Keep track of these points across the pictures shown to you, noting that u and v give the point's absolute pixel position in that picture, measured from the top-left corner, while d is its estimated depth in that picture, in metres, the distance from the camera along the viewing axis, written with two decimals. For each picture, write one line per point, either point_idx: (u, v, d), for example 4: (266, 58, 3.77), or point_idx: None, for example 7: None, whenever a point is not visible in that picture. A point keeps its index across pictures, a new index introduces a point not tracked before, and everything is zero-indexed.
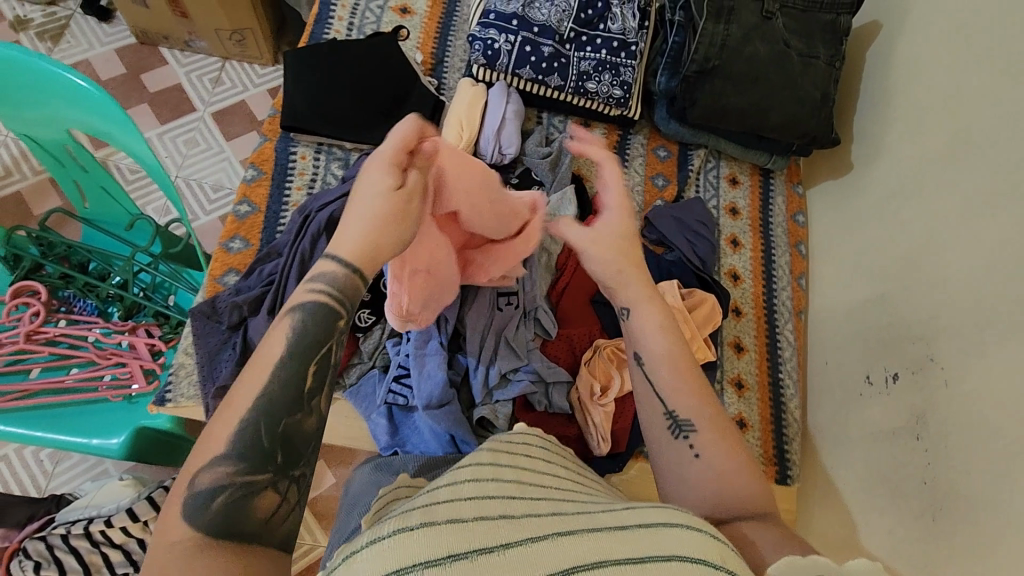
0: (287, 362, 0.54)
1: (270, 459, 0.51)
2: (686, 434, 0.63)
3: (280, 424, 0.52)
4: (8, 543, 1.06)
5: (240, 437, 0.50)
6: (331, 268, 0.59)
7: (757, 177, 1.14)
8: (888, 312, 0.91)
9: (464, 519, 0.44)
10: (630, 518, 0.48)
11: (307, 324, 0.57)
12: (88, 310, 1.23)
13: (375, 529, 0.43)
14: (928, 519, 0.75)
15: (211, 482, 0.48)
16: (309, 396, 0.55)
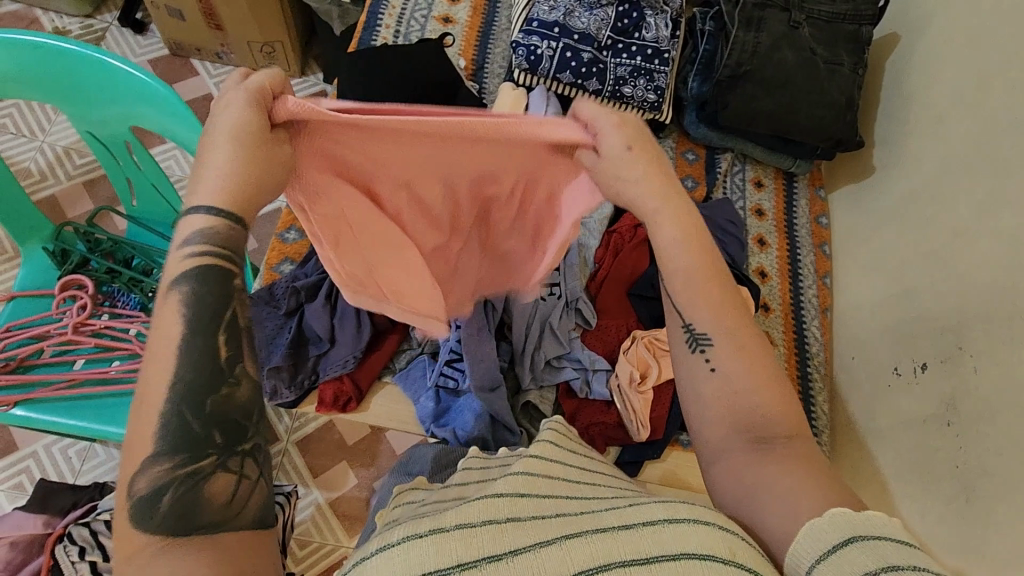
0: (188, 337, 0.49)
1: (208, 441, 0.47)
2: (702, 348, 0.60)
3: (207, 398, 0.48)
4: (50, 530, 1.09)
5: (167, 435, 0.46)
6: (196, 221, 0.51)
7: (781, 181, 1.18)
8: (915, 307, 0.94)
9: (474, 523, 0.43)
10: (634, 515, 0.44)
11: (199, 291, 0.50)
12: (132, 305, 1.26)
13: (389, 534, 0.44)
14: (962, 500, 0.78)
15: (150, 484, 0.45)
16: (227, 364, 0.50)
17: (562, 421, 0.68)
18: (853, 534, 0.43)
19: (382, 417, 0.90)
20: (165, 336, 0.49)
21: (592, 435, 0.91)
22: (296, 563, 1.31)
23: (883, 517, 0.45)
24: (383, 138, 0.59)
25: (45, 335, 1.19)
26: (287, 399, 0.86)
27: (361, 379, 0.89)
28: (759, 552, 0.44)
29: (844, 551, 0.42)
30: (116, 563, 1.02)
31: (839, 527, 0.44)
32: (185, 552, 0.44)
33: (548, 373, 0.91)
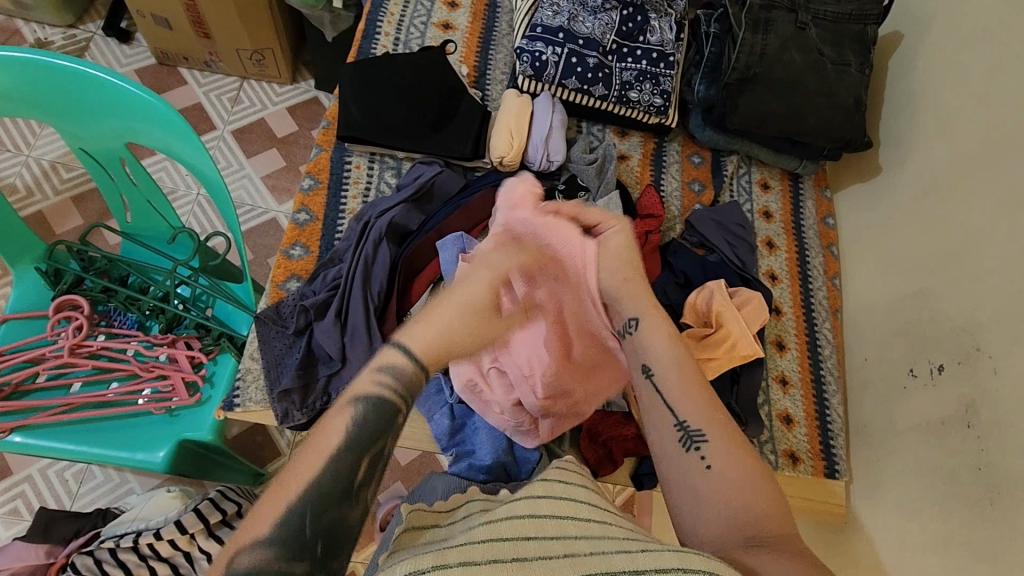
0: (341, 451, 0.54)
1: (310, 548, 0.51)
2: (697, 445, 0.64)
3: (323, 513, 0.52)
4: (53, 559, 1.06)
5: (280, 524, 0.51)
6: (396, 355, 0.59)
7: (787, 182, 1.18)
8: (929, 307, 0.94)
9: (477, 562, 0.44)
10: (648, 561, 0.44)
11: (370, 411, 0.56)
12: (129, 323, 1.24)
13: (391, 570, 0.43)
14: (985, 504, 0.77)
15: (250, 566, 0.49)
16: (358, 487, 0.54)
17: None
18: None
19: (395, 435, 0.88)
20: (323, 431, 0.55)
21: (609, 447, 0.89)
22: None
23: None
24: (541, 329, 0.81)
25: (40, 358, 1.16)
26: (300, 421, 0.84)
27: None
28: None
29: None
30: None
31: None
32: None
33: None
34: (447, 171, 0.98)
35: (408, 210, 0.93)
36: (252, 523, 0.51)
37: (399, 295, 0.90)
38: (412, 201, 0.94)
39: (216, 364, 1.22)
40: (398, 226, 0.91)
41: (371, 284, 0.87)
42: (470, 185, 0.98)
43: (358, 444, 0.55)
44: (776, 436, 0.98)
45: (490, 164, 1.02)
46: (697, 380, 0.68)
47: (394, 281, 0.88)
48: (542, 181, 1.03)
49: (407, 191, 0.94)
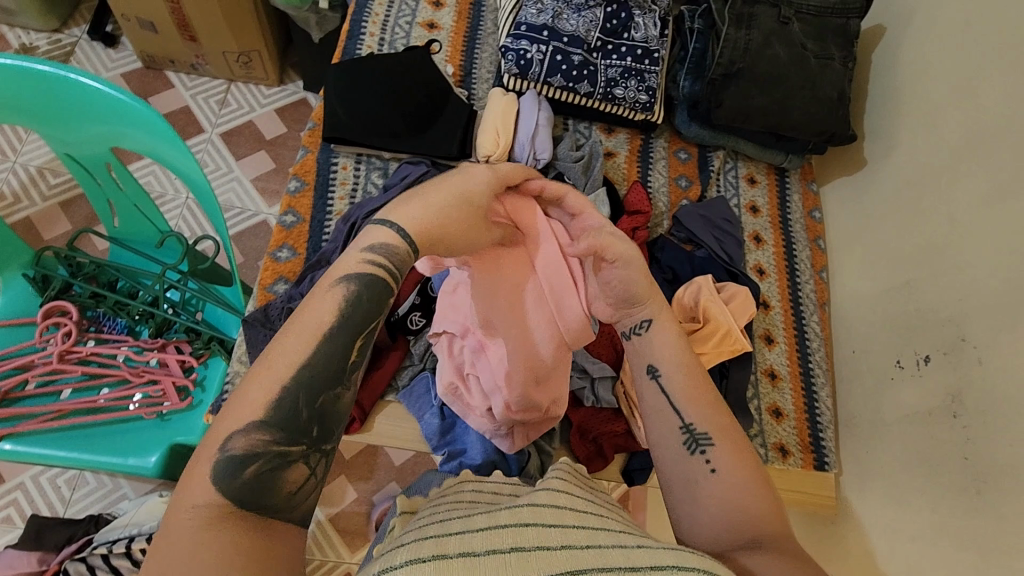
0: (335, 331, 0.54)
1: (305, 432, 0.51)
2: (702, 449, 0.62)
3: (319, 394, 0.52)
4: (45, 566, 1.05)
5: (277, 406, 0.50)
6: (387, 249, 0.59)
7: (774, 177, 1.18)
8: (914, 299, 0.95)
9: (474, 553, 0.42)
10: (642, 559, 0.43)
11: (359, 290, 0.57)
12: (118, 328, 1.24)
13: (389, 557, 0.42)
14: (972, 492, 0.78)
15: (244, 447, 0.47)
16: (352, 368, 0.55)
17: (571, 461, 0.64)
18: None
19: (386, 435, 0.88)
20: (312, 319, 0.54)
21: (599, 443, 0.90)
22: None
23: None
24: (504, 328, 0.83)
25: (29, 365, 1.15)
26: None
27: (364, 400, 0.87)
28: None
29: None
30: None
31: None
32: (251, 520, 0.45)
33: None
34: (434, 172, 0.97)
35: None
36: (235, 408, 0.49)
37: None
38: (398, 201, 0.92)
39: (207, 367, 1.23)
40: None
41: None
42: None
43: (349, 326, 0.55)
44: (766, 429, 0.99)
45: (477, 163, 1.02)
46: (683, 374, 0.69)
47: None
48: None
49: (394, 192, 0.93)
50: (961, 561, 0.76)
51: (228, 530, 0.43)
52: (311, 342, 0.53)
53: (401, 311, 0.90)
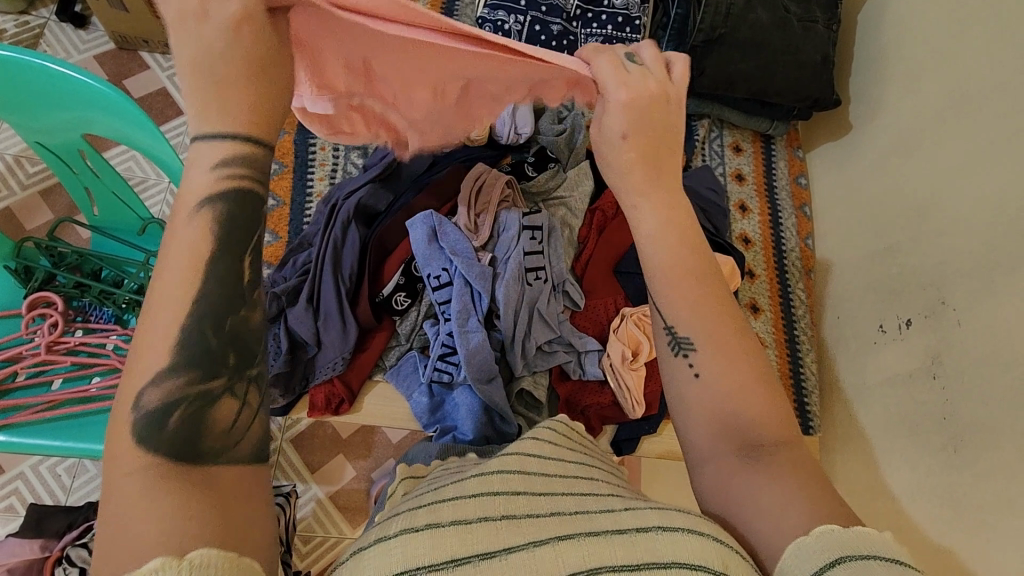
0: (214, 254, 0.40)
1: (222, 362, 0.39)
2: (686, 352, 0.51)
3: (226, 320, 0.39)
4: (49, 552, 1.07)
5: (182, 347, 0.38)
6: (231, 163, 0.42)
7: (759, 143, 1.17)
8: (897, 264, 0.95)
9: (469, 521, 0.41)
10: (629, 520, 0.41)
11: (228, 210, 0.41)
12: (105, 317, 1.23)
13: (384, 528, 0.41)
14: (950, 451, 0.80)
15: (159, 400, 0.36)
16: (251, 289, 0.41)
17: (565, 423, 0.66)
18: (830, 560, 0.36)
19: (377, 415, 0.90)
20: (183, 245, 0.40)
21: (588, 415, 0.92)
22: (302, 558, 1.32)
23: None
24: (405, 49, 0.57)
25: (18, 357, 1.15)
26: (280, 406, 0.86)
27: (352, 380, 0.88)
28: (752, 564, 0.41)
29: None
30: None
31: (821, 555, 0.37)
32: (192, 476, 0.35)
33: (541, 359, 0.90)
34: None
35: (375, 190, 0.92)
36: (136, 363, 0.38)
37: (371, 276, 0.90)
38: (378, 180, 0.93)
39: None
40: (366, 206, 0.91)
41: (341, 267, 0.87)
42: (436, 164, 0.96)
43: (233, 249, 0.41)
44: None
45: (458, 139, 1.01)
46: None
47: (364, 262, 0.88)
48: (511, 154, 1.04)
49: (373, 170, 0.93)
50: (941, 516, 0.79)
51: (178, 487, 0.34)
52: (194, 275, 0.39)
53: (386, 291, 0.89)
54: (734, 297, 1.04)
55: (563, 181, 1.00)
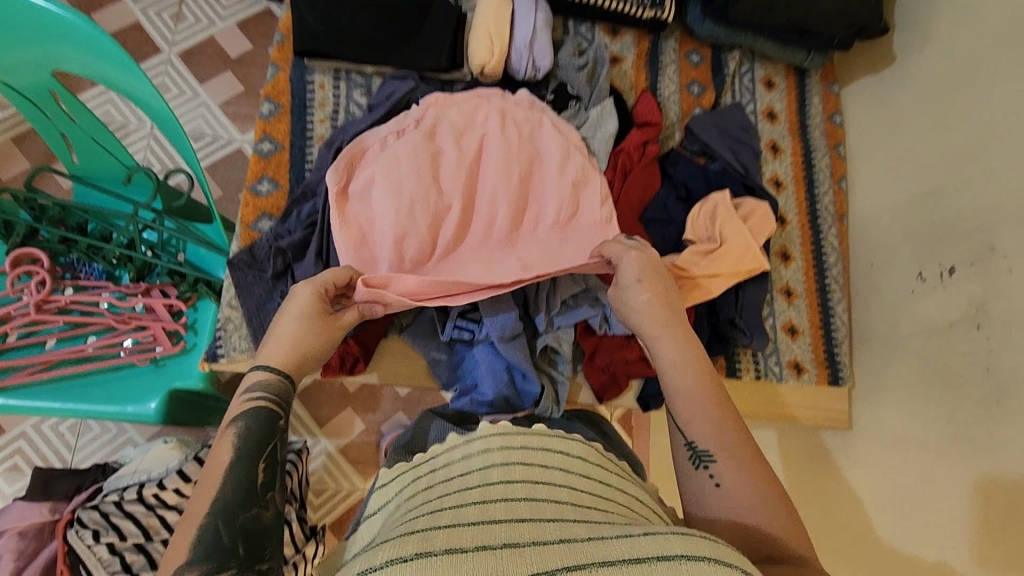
0: (232, 463, 0.58)
1: (233, 554, 0.52)
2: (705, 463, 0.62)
3: (235, 517, 0.54)
4: (58, 515, 1.06)
5: (198, 543, 0.52)
6: (262, 376, 0.65)
7: (792, 77, 1.08)
8: (941, 207, 0.90)
9: (462, 550, 0.47)
10: (650, 548, 0.45)
11: (249, 426, 0.61)
12: (95, 274, 1.15)
13: (372, 557, 0.47)
14: (991, 403, 0.77)
15: None
16: (262, 488, 0.58)
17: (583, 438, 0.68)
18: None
19: (392, 373, 0.85)
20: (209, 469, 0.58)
21: (613, 372, 0.87)
22: (314, 511, 1.30)
23: None
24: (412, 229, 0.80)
25: (7, 317, 1.09)
26: None
27: (367, 338, 0.82)
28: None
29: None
30: (133, 540, 1.00)
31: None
32: None
33: (565, 313, 0.85)
34: (422, 87, 0.89)
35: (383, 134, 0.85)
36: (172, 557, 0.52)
37: None
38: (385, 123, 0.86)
39: (197, 311, 1.19)
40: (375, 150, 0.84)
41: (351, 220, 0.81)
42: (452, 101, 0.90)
43: (249, 453, 0.59)
44: (781, 347, 0.96)
45: (470, 75, 0.92)
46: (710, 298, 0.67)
47: None
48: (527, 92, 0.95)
49: (379, 112, 0.86)
50: (970, 471, 0.78)
51: None
52: (213, 485, 0.56)
53: None
54: (766, 244, 0.98)
55: (585, 121, 0.92)
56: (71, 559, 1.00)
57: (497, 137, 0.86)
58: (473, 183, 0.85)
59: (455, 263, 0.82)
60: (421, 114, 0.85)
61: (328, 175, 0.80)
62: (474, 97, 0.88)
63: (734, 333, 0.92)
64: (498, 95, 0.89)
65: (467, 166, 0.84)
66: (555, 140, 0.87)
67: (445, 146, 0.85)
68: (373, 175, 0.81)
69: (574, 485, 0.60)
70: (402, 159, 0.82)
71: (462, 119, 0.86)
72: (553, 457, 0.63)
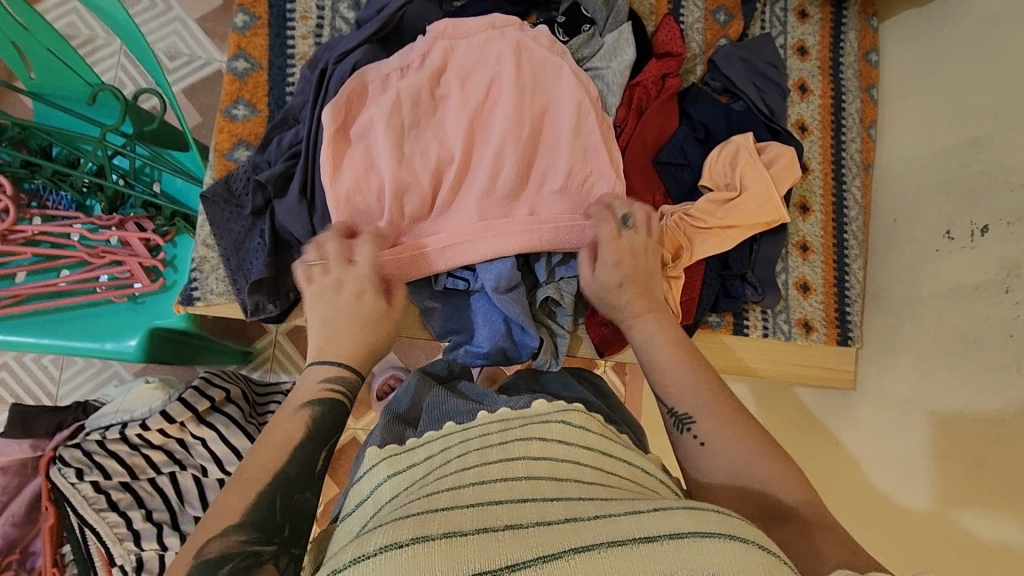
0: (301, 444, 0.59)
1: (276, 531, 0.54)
2: (688, 427, 0.64)
3: (292, 497, 0.56)
4: (40, 453, 1.03)
5: (253, 509, 0.54)
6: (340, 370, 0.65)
7: (829, 7, 0.98)
8: (981, 160, 0.82)
9: (462, 533, 0.44)
10: (659, 525, 0.44)
11: (316, 413, 0.62)
12: (65, 203, 1.10)
13: (365, 542, 0.45)
14: (1011, 370, 0.73)
15: (219, 549, 0.51)
16: (320, 476, 0.60)
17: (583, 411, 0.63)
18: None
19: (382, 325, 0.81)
20: (270, 442, 0.59)
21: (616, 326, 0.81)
22: None
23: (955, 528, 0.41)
24: (414, 186, 0.72)
25: None
26: (272, 316, 0.73)
27: None
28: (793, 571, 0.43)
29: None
30: (119, 478, 1.01)
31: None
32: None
33: (566, 264, 0.78)
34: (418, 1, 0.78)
35: (373, 54, 0.75)
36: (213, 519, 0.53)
37: None
38: (377, 41, 0.75)
39: (175, 246, 1.11)
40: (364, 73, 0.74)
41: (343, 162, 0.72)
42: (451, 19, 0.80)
43: (313, 438, 0.60)
44: (791, 304, 0.92)
45: None
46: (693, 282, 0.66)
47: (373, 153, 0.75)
48: (535, 14, 0.86)
49: (369, 27, 0.75)
50: (979, 440, 0.76)
51: None
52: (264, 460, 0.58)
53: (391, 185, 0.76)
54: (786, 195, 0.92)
55: (599, 48, 0.82)
56: (55, 495, 0.99)
57: (510, 78, 0.74)
58: (483, 129, 0.75)
59: (458, 216, 0.74)
60: (428, 48, 0.75)
61: (325, 110, 0.70)
62: (488, 29, 0.77)
63: (745, 288, 0.88)
64: (514, 26, 0.77)
65: (474, 111, 0.74)
66: (569, 85, 0.76)
67: (453, 87, 0.75)
68: (375, 116, 0.72)
69: (576, 460, 0.57)
70: (407, 100, 0.73)
71: (472, 57, 0.76)
72: (551, 430, 0.59)
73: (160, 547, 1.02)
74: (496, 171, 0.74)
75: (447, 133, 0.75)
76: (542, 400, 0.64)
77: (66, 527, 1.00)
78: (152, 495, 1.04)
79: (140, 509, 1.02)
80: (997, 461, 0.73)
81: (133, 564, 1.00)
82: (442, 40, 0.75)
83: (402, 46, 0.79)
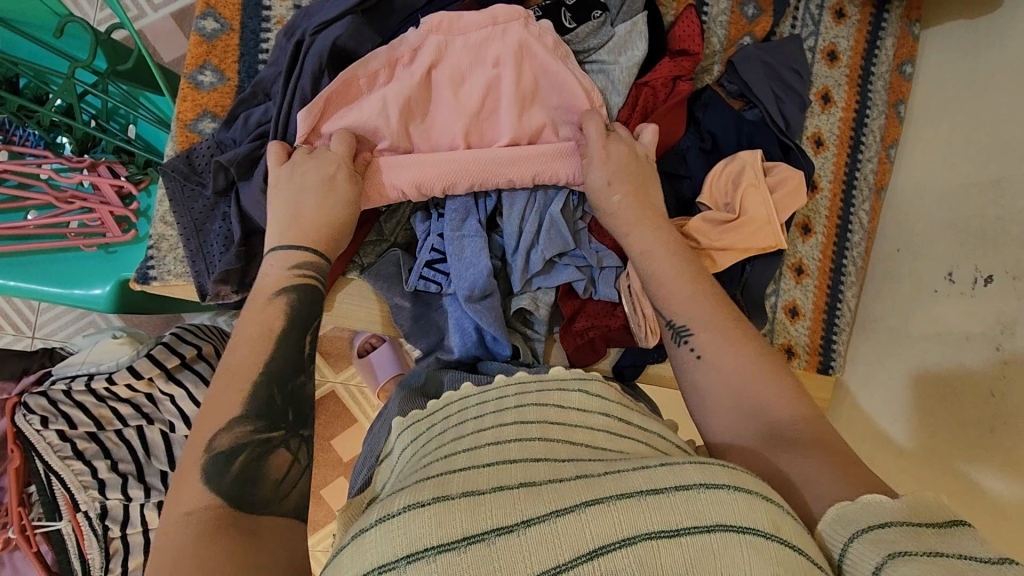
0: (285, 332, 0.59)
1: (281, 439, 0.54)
2: (686, 339, 0.62)
3: (286, 384, 0.57)
4: (8, 395, 1.02)
5: (253, 397, 0.54)
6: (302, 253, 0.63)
7: (869, 9, 0.89)
8: (999, 205, 0.77)
9: (480, 492, 0.42)
10: (667, 477, 0.41)
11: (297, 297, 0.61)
12: (33, 141, 1.05)
13: (388, 503, 0.42)
14: (986, 430, 0.72)
15: (230, 443, 0.52)
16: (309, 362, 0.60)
17: (600, 376, 0.62)
18: (869, 525, 0.42)
19: (352, 316, 0.79)
20: None
21: (591, 338, 0.78)
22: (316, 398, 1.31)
23: (966, 533, 0.39)
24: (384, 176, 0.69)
25: None
26: (232, 302, 0.72)
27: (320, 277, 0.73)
28: (798, 523, 0.42)
29: (851, 551, 0.41)
30: (85, 428, 0.98)
31: (879, 546, 0.40)
32: (210, 516, 0.47)
33: (545, 274, 0.75)
34: None
35: (357, 27, 0.68)
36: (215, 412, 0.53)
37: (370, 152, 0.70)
38: (362, 13, 0.69)
39: (149, 196, 1.06)
40: (342, 49, 0.68)
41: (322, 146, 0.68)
42: None
43: (296, 325, 0.60)
44: (776, 328, 0.89)
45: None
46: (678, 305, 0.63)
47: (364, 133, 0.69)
48: None
49: None
50: (960, 491, 0.75)
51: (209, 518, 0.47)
52: None
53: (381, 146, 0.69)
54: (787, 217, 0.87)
55: (607, 39, 0.75)
56: (21, 441, 0.96)
57: (508, 83, 0.69)
58: (475, 134, 0.71)
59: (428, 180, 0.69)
60: (420, 42, 0.69)
61: (300, 114, 0.66)
62: (488, 25, 0.69)
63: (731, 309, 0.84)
64: (518, 21, 0.69)
65: (469, 121, 0.70)
66: (565, 78, 0.70)
67: (443, 90, 0.70)
68: (358, 120, 0.68)
69: (591, 425, 0.55)
70: (395, 105, 0.68)
71: (469, 57, 0.69)
72: (570, 397, 0.58)
73: (124, 497, 0.99)
74: (482, 182, 0.70)
75: (438, 139, 0.71)
76: (560, 368, 0.63)
77: (31, 471, 0.97)
78: (119, 446, 1.01)
79: (106, 459, 1.00)
80: (979, 516, 0.72)
81: (98, 511, 0.97)
82: (433, 34, 0.69)
83: (392, 19, 0.72)
